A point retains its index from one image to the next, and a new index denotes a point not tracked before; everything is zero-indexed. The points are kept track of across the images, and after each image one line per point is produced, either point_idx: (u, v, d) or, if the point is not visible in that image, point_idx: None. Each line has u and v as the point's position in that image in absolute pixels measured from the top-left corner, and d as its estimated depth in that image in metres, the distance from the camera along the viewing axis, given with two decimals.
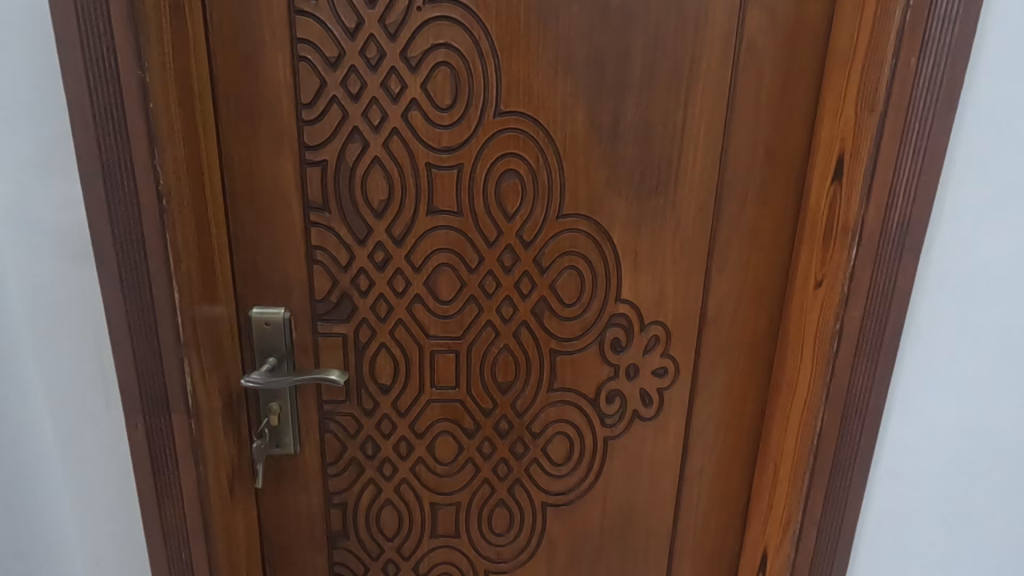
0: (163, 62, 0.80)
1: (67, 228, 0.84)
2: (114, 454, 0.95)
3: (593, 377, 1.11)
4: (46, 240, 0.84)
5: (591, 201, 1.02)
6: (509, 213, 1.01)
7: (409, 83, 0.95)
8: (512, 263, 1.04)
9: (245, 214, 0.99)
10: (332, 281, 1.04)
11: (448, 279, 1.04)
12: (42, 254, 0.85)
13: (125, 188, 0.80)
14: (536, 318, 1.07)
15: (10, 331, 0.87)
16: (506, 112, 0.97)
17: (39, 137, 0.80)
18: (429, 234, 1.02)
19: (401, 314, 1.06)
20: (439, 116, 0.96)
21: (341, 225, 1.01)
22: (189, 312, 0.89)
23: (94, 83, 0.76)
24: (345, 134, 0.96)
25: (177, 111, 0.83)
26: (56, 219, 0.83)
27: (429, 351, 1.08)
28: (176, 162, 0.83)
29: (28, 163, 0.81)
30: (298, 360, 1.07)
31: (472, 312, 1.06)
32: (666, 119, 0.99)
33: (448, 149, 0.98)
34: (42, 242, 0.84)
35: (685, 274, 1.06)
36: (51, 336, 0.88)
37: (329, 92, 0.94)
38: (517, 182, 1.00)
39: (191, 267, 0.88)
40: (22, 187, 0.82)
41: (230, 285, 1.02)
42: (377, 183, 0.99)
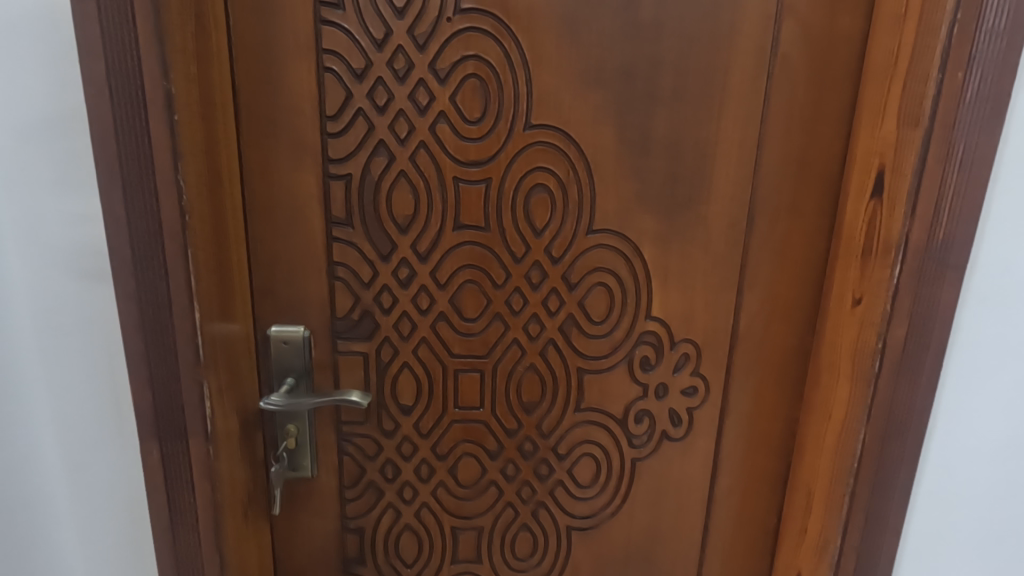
0: (186, 71, 0.77)
1: (82, 245, 0.80)
2: (125, 479, 0.90)
3: (621, 397, 1.07)
4: (59, 257, 0.80)
5: (621, 216, 0.99)
6: (538, 228, 0.99)
7: (437, 96, 0.92)
8: (541, 279, 1.01)
9: (265, 229, 0.96)
10: (354, 298, 1.00)
11: (474, 296, 1.01)
12: (55, 271, 0.81)
13: (145, 203, 0.76)
14: (564, 336, 1.04)
15: (18, 350, 0.83)
16: (537, 126, 0.95)
17: (57, 149, 0.77)
18: (454, 249, 0.99)
19: (425, 333, 1.02)
20: (467, 128, 0.94)
21: (364, 240, 0.97)
22: (208, 331, 0.85)
23: (116, 93, 0.73)
24: (371, 147, 0.94)
25: (199, 121, 0.80)
26: (70, 233, 0.80)
27: (453, 370, 1.05)
28: (197, 175, 0.80)
29: (42, 175, 0.77)
30: (316, 380, 1.03)
31: (497, 330, 1.03)
32: (698, 133, 0.96)
33: (476, 163, 0.95)
34: (54, 258, 0.80)
35: (716, 291, 1.03)
36: (60, 356, 0.84)
37: (355, 103, 0.92)
38: (547, 195, 0.97)
39: (210, 284, 0.85)
40: (35, 201, 0.78)
41: (247, 303, 0.98)
42: (403, 197, 0.96)
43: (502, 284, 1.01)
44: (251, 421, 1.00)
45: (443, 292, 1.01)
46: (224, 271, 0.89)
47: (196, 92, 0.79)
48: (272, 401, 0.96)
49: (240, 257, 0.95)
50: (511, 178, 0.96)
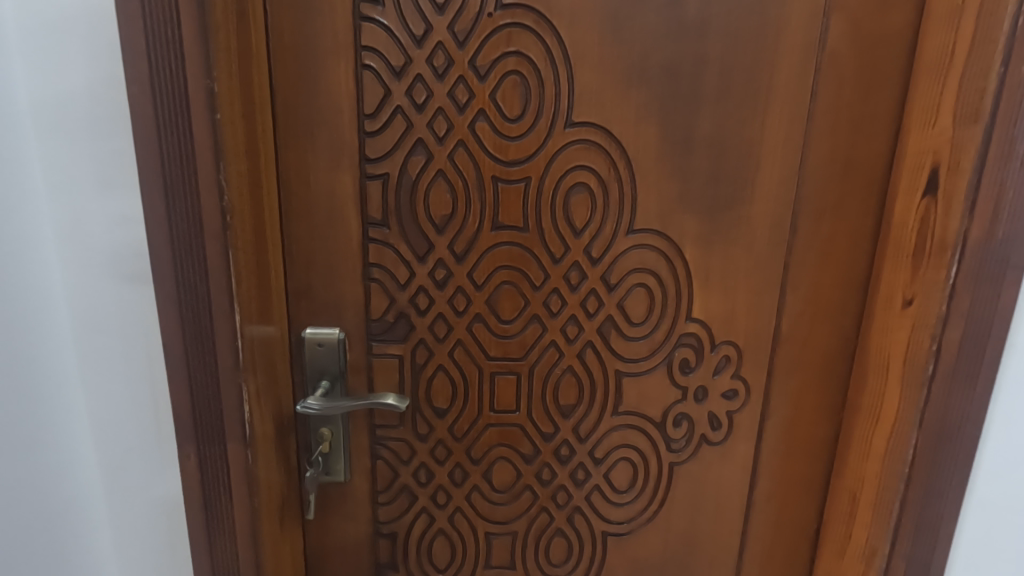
0: (229, 70, 0.75)
1: (121, 246, 0.79)
2: (161, 484, 0.89)
3: (659, 400, 1.05)
4: (99, 258, 0.79)
5: (663, 216, 0.97)
6: (578, 228, 0.96)
7: (477, 93, 0.90)
8: (580, 281, 0.99)
9: (301, 230, 0.94)
10: (390, 299, 0.98)
11: (511, 298, 0.99)
12: (95, 272, 0.80)
13: (187, 203, 0.75)
14: (602, 338, 1.02)
15: (56, 353, 0.82)
16: (578, 124, 0.92)
17: (97, 149, 0.75)
18: (492, 250, 0.97)
19: (461, 335, 1.01)
20: (507, 126, 0.92)
21: (401, 240, 0.96)
22: (248, 333, 0.84)
23: (160, 91, 0.71)
24: (409, 146, 0.92)
25: (240, 120, 0.78)
26: (110, 234, 0.78)
27: (489, 373, 1.03)
28: (238, 175, 0.79)
29: (82, 175, 0.76)
30: (350, 383, 1.02)
31: (535, 332, 1.01)
32: (743, 130, 0.94)
33: (515, 162, 0.94)
34: (94, 259, 0.79)
35: (758, 293, 1.01)
36: (99, 359, 0.83)
37: (394, 102, 0.90)
38: (587, 195, 0.95)
39: (250, 286, 0.83)
40: (75, 201, 0.77)
41: (283, 305, 0.96)
42: (440, 197, 0.94)
43: (540, 286, 0.99)
44: (286, 425, 0.98)
45: (480, 294, 0.99)
46: (262, 272, 0.88)
47: (238, 90, 0.78)
48: (308, 404, 0.95)
49: (277, 259, 0.93)
50: (550, 177, 0.94)
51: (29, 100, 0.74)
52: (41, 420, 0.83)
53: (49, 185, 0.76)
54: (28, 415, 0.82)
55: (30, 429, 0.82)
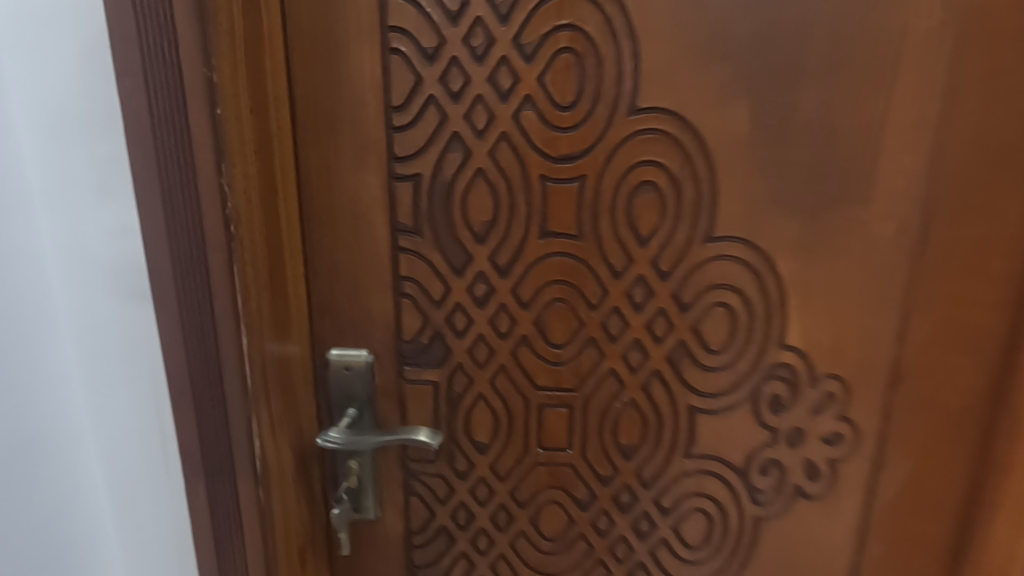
0: (233, 57, 0.64)
1: (116, 260, 0.69)
2: (167, 523, 0.79)
3: (742, 444, 0.87)
4: (94, 273, 0.70)
5: (750, 221, 0.78)
6: (644, 237, 0.80)
7: (523, 77, 0.76)
8: (646, 299, 0.82)
9: (324, 239, 0.83)
10: (424, 319, 0.86)
11: (563, 318, 0.84)
12: (92, 292, 0.71)
13: (186, 212, 0.65)
14: (673, 368, 0.85)
15: (55, 380, 0.74)
16: (645, 110, 0.76)
17: (87, 150, 0.66)
18: (540, 262, 0.82)
19: (504, 360, 0.87)
20: (559, 116, 0.77)
21: (436, 251, 0.83)
22: (260, 358, 0.73)
23: (154, 85, 0.62)
24: (444, 142, 0.79)
25: (249, 115, 0.68)
26: (106, 249, 0.69)
27: (537, 405, 0.88)
28: (246, 180, 0.68)
29: (75, 183, 0.67)
30: (381, 412, 0.90)
31: (591, 359, 0.86)
32: (857, 113, 0.74)
33: (568, 158, 0.79)
34: (90, 276, 0.70)
35: (874, 315, 0.81)
36: (101, 388, 0.74)
37: (426, 90, 0.77)
38: (656, 196, 0.79)
39: (264, 305, 0.73)
40: (71, 212, 0.69)
41: (306, 324, 0.86)
42: (480, 201, 0.81)
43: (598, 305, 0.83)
44: (310, 458, 0.88)
45: (527, 313, 0.85)
46: (276, 287, 0.78)
47: (246, 80, 0.67)
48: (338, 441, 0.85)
49: (297, 273, 0.83)
50: (611, 176, 0.79)
51: (20, 100, 0.66)
52: (48, 450, 0.76)
53: (45, 196, 0.68)
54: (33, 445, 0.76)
55: (38, 459, 0.76)
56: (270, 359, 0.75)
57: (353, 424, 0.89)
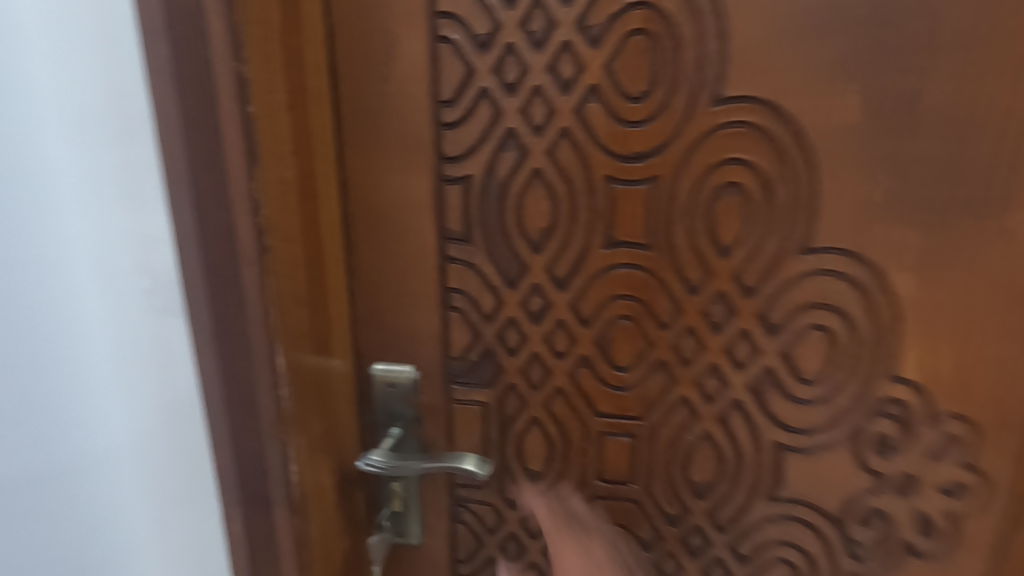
0: (267, 52, 0.60)
1: (152, 270, 0.67)
2: (200, 544, 0.76)
3: (840, 489, 0.74)
4: (129, 283, 0.68)
5: (858, 229, 0.66)
6: (727, 247, 0.69)
7: (588, 64, 0.66)
8: (727, 320, 0.71)
9: (367, 248, 0.77)
10: (474, 334, 0.79)
11: (628, 338, 0.75)
12: (130, 304, 0.69)
13: (218, 220, 0.61)
14: (756, 398, 0.73)
15: (95, 395, 0.72)
16: (732, 99, 0.65)
17: (121, 154, 0.64)
18: (604, 275, 0.73)
19: (561, 382, 0.78)
20: (628, 109, 0.67)
21: (487, 261, 0.75)
22: (294, 375, 0.69)
23: (185, 83, 0.58)
24: (497, 140, 0.71)
25: (287, 114, 0.63)
26: (145, 259, 0.66)
27: (597, 433, 0.79)
28: (280, 184, 0.63)
29: (112, 191, 0.65)
30: (426, 433, 0.84)
31: (659, 384, 0.76)
32: (1003, 99, 0.60)
33: (639, 157, 0.69)
34: (128, 287, 0.68)
35: (1016, 344, 0.66)
36: (138, 403, 0.72)
37: (478, 82, 0.69)
38: (742, 200, 0.68)
39: (300, 317, 0.69)
40: (108, 222, 0.66)
41: (348, 337, 0.80)
42: (537, 205, 0.72)
43: (669, 324, 0.73)
44: (351, 480, 0.82)
45: (588, 332, 0.75)
46: (315, 299, 0.72)
47: (282, 76, 0.62)
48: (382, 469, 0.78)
49: (339, 283, 0.77)
50: (689, 177, 0.68)
51: (55, 105, 0.64)
52: (87, 467, 0.74)
53: (83, 205, 0.66)
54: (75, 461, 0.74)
55: (77, 475, 0.74)
56: (307, 375, 0.71)
57: (397, 444, 0.82)
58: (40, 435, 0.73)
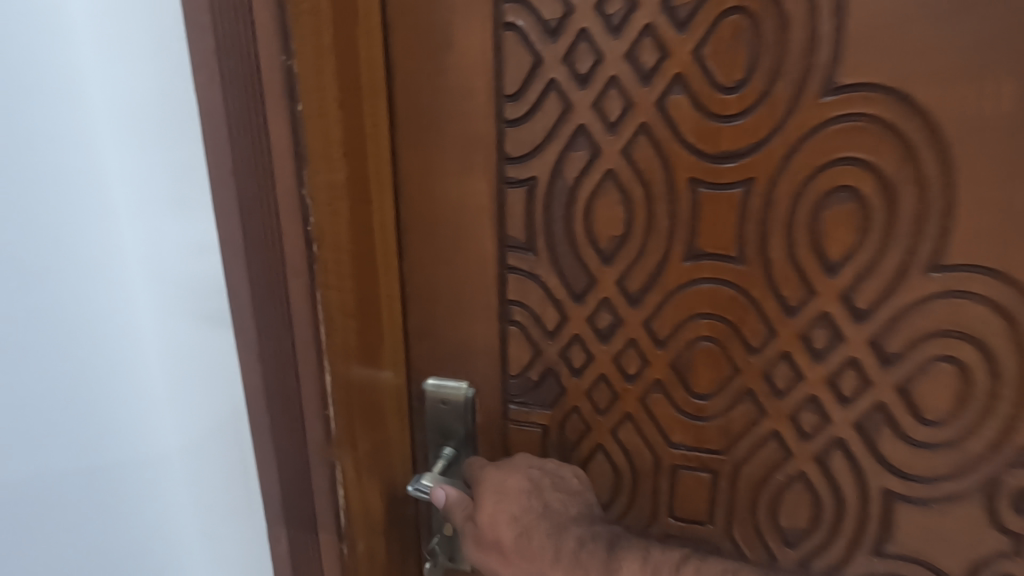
0: (317, 44, 0.55)
1: (201, 278, 0.63)
2: (249, 561, 0.73)
3: (966, 550, 0.62)
4: (182, 291, 0.65)
5: (1006, 244, 0.54)
6: (835, 263, 0.58)
7: (672, 50, 0.58)
8: (831, 346, 0.61)
9: (423, 256, 0.71)
10: (535, 351, 0.72)
11: (710, 360, 0.65)
12: (182, 312, 0.66)
13: (265, 228, 0.57)
14: (863, 438, 0.63)
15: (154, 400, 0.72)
16: (849, 87, 0.54)
17: (171, 157, 0.61)
18: (684, 291, 0.64)
19: (630, 406, 0.70)
20: (720, 101, 0.58)
21: (551, 271, 0.68)
22: (343, 392, 0.64)
23: (232, 79, 0.53)
24: (566, 138, 0.64)
25: (338, 111, 0.58)
26: (194, 266, 0.63)
27: (670, 465, 0.71)
28: (330, 187, 0.58)
29: (164, 194, 0.62)
30: (481, 454, 0.78)
31: (745, 417, 0.66)
32: None
33: (730, 158, 0.59)
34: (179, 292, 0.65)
35: None
36: (191, 412, 0.70)
37: (546, 74, 0.62)
38: (856, 208, 0.57)
39: (351, 330, 0.64)
40: (160, 227, 0.64)
41: (400, 350, 0.75)
42: (609, 211, 0.64)
43: (761, 348, 0.63)
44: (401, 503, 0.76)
45: (664, 352, 0.67)
46: (367, 310, 0.67)
47: (334, 70, 0.57)
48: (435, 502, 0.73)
49: (392, 292, 0.72)
50: (791, 181, 0.58)
51: (113, 109, 0.62)
52: (141, 475, 0.73)
53: (138, 209, 0.65)
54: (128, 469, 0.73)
55: (131, 482, 0.74)
56: (357, 391, 0.66)
57: (449, 466, 0.77)
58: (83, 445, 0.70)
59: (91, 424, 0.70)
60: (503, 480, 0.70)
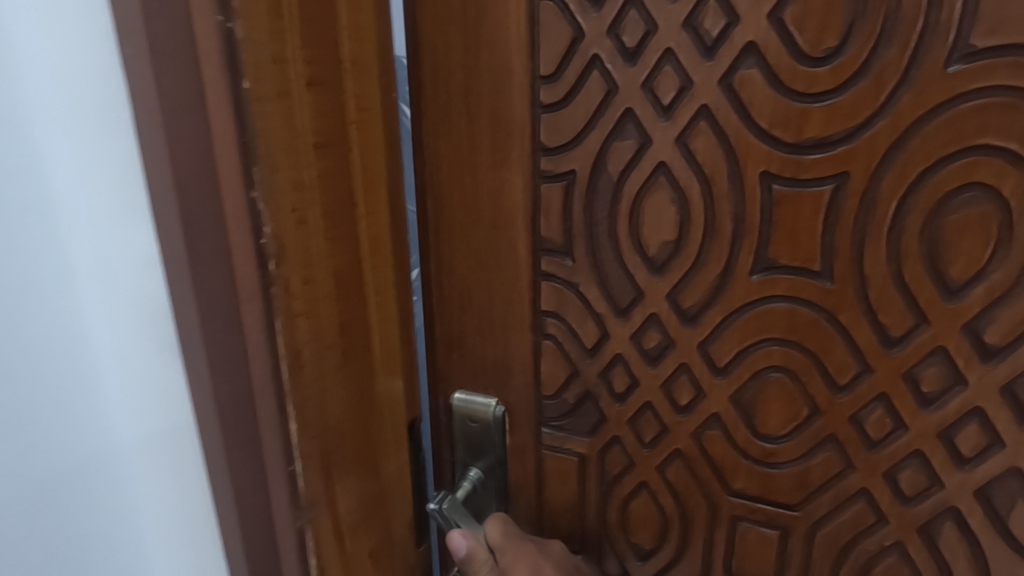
0: (275, 4, 0.43)
1: (142, 291, 0.49)
2: None
3: None
4: (124, 306, 0.50)
5: None
6: (959, 283, 0.45)
7: (744, 11, 0.46)
8: (948, 390, 0.48)
9: (453, 259, 0.63)
10: (572, 370, 0.62)
11: (785, 397, 0.54)
12: (137, 333, 0.50)
13: (212, 241, 0.45)
14: (987, 510, 0.49)
15: (122, 441, 0.54)
16: (986, 52, 0.41)
17: (96, 135, 0.45)
18: (751, 310, 0.53)
19: (681, 442, 0.59)
20: (807, 75, 0.46)
21: (592, 280, 0.59)
22: (316, 444, 0.52)
23: (161, 55, 0.40)
24: (610, 124, 0.54)
25: (310, 93, 0.46)
26: (143, 279, 0.48)
27: (729, 516, 0.59)
28: (295, 189, 0.47)
29: (100, 171, 0.46)
30: (511, 480, 0.69)
31: (827, 468, 0.54)
32: None
33: (817, 148, 0.47)
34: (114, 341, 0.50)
35: None
36: (154, 457, 0.54)
37: (589, 49, 0.52)
38: (993, 211, 0.43)
39: (327, 367, 0.52)
40: (109, 226, 0.48)
41: (400, 382, 0.62)
42: (662, 211, 0.54)
43: (851, 386, 0.51)
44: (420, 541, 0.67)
45: (726, 382, 0.56)
46: (353, 342, 0.55)
47: (301, 39, 0.45)
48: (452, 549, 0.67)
49: (390, 315, 0.59)
50: (901, 175, 0.45)
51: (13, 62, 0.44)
52: (117, 537, 0.57)
53: (68, 199, 0.48)
54: (64, 526, 0.55)
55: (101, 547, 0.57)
56: (337, 440, 0.54)
57: (472, 491, 0.68)
58: (44, 500, 0.53)
59: (22, 474, 0.52)
60: (539, 564, 0.61)
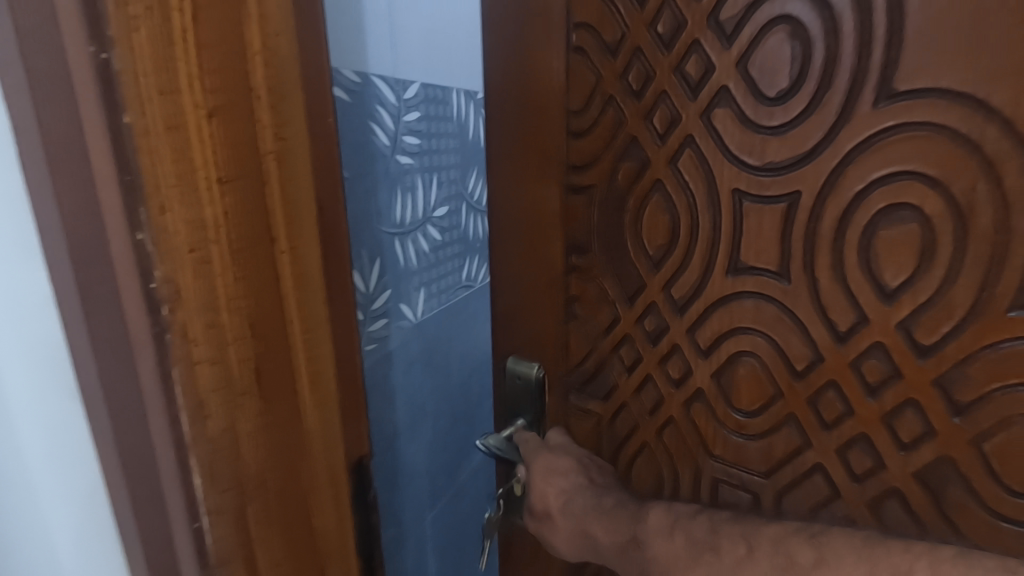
0: (166, 30, 0.33)
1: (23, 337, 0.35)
2: None
3: None
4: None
5: None
6: (890, 286, 0.53)
7: (717, 62, 0.58)
8: (886, 382, 0.55)
9: (503, 252, 0.79)
10: (590, 348, 0.77)
11: (756, 380, 0.63)
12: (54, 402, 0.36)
13: (103, 289, 0.34)
14: (926, 494, 0.55)
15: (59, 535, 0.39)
16: (906, 95, 0.49)
17: None
18: (726, 304, 0.63)
19: (673, 412, 0.71)
20: (766, 112, 0.56)
21: (609, 274, 0.73)
22: (231, 497, 0.40)
23: (36, 73, 0.30)
24: (621, 148, 0.68)
25: (207, 120, 0.35)
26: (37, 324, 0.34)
27: (711, 480, 0.69)
28: (193, 226, 0.36)
29: None
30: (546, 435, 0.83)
31: (789, 443, 0.62)
32: None
33: (767, 168, 0.57)
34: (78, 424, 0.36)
35: None
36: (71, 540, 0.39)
37: (606, 91, 0.67)
38: (917, 227, 0.51)
39: (244, 416, 0.40)
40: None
41: (337, 428, 0.48)
42: (659, 219, 0.67)
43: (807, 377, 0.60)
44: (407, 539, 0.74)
45: (709, 363, 0.66)
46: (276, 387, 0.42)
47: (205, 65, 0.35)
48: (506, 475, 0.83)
49: (321, 357, 0.45)
50: (839, 195, 0.54)
51: None
52: None
53: None
54: None
55: None
56: (260, 491, 0.42)
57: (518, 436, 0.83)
58: None
59: None
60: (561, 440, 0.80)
